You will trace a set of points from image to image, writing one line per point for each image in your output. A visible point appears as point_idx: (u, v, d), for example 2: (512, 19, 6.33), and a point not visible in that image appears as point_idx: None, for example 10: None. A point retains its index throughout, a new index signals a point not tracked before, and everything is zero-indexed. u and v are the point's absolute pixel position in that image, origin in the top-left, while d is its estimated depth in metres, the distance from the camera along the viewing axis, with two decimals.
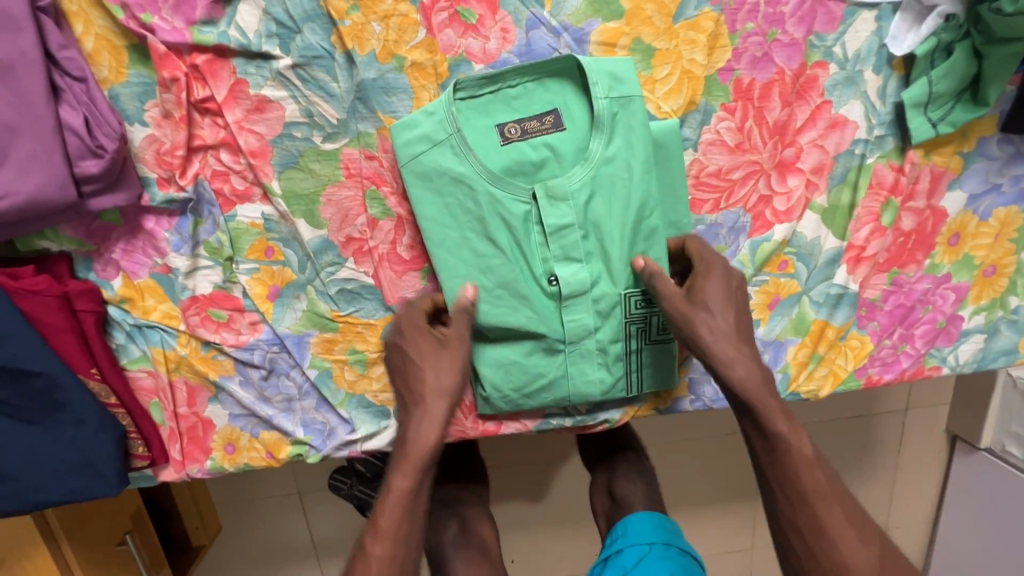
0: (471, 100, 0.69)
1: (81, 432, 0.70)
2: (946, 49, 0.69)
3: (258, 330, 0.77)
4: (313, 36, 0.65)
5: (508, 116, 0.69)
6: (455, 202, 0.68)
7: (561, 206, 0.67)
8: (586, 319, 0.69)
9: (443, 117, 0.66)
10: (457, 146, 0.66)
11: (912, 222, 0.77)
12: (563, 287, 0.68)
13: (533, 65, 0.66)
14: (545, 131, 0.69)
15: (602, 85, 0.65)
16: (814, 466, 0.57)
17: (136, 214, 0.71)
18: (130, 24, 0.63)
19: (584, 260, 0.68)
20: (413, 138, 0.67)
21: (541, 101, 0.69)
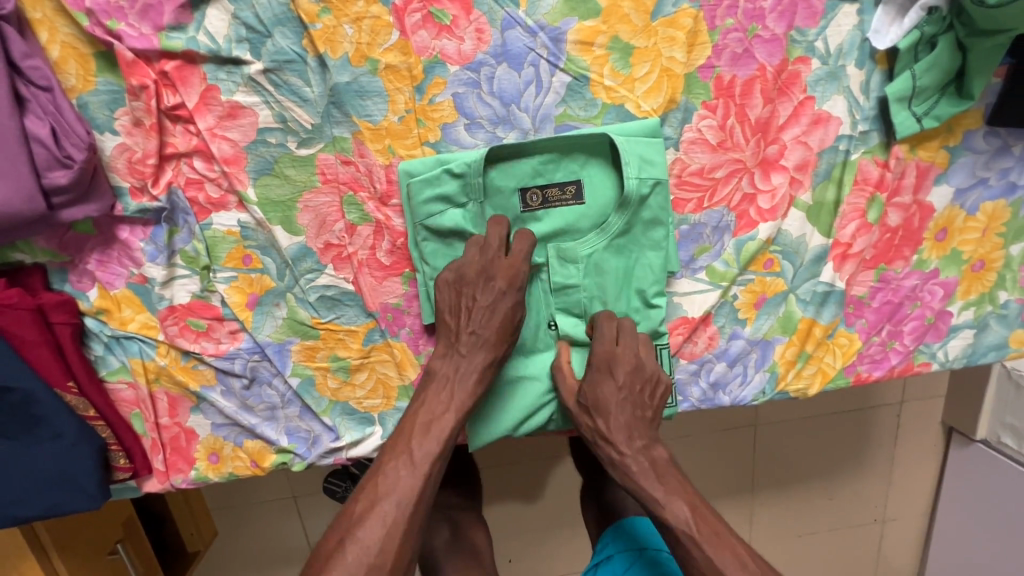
0: (498, 162, 0.69)
1: (59, 446, 0.69)
2: (929, 42, 0.68)
3: (238, 339, 0.76)
4: (283, 40, 0.64)
5: (532, 181, 0.70)
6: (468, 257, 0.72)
7: (569, 267, 0.71)
8: (578, 368, 0.74)
9: (469, 178, 0.68)
10: (479, 208, 0.70)
11: (898, 218, 0.76)
12: (562, 336, 0.73)
13: (561, 136, 0.67)
14: (565, 201, 0.70)
15: (633, 166, 0.67)
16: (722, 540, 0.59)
17: (110, 224, 0.70)
18: (96, 31, 0.61)
19: (582, 315, 0.73)
20: (433, 194, 0.68)
21: (567, 169, 0.70)
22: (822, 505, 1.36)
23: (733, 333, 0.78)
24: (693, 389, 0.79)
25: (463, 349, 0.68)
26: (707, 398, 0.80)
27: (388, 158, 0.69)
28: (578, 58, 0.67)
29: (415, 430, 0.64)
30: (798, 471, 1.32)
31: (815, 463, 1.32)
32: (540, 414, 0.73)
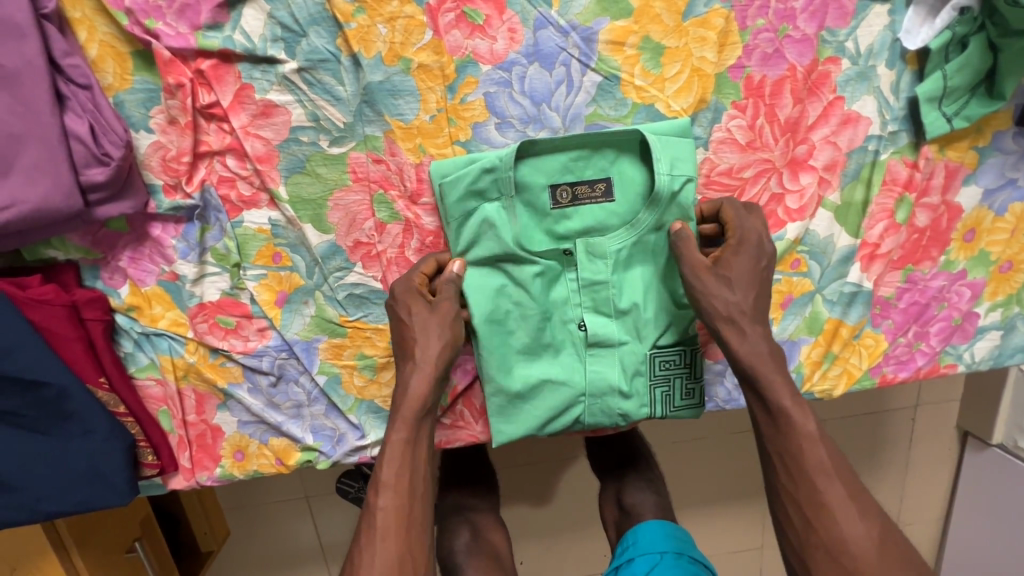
0: (529, 158, 0.69)
1: (90, 442, 0.70)
2: (960, 42, 0.68)
3: (267, 336, 0.76)
4: (318, 39, 0.64)
5: (562, 177, 0.69)
6: (494, 255, 0.70)
7: (598, 263, 0.70)
8: (609, 372, 0.72)
9: (499, 173, 0.67)
10: (507, 204, 0.69)
11: (926, 218, 0.76)
12: (588, 337, 0.71)
13: (593, 133, 0.67)
14: (594, 199, 0.70)
15: (664, 163, 0.66)
16: (817, 443, 0.59)
17: (142, 222, 0.70)
18: (135, 30, 0.62)
19: (611, 315, 0.72)
20: (462, 190, 0.68)
21: (598, 166, 0.70)
22: None
23: None
24: (718, 389, 0.79)
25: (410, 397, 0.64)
26: (733, 398, 0.79)
27: (418, 157, 0.69)
28: (610, 58, 0.67)
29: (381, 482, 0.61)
30: None
31: None
32: (568, 413, 0.73)
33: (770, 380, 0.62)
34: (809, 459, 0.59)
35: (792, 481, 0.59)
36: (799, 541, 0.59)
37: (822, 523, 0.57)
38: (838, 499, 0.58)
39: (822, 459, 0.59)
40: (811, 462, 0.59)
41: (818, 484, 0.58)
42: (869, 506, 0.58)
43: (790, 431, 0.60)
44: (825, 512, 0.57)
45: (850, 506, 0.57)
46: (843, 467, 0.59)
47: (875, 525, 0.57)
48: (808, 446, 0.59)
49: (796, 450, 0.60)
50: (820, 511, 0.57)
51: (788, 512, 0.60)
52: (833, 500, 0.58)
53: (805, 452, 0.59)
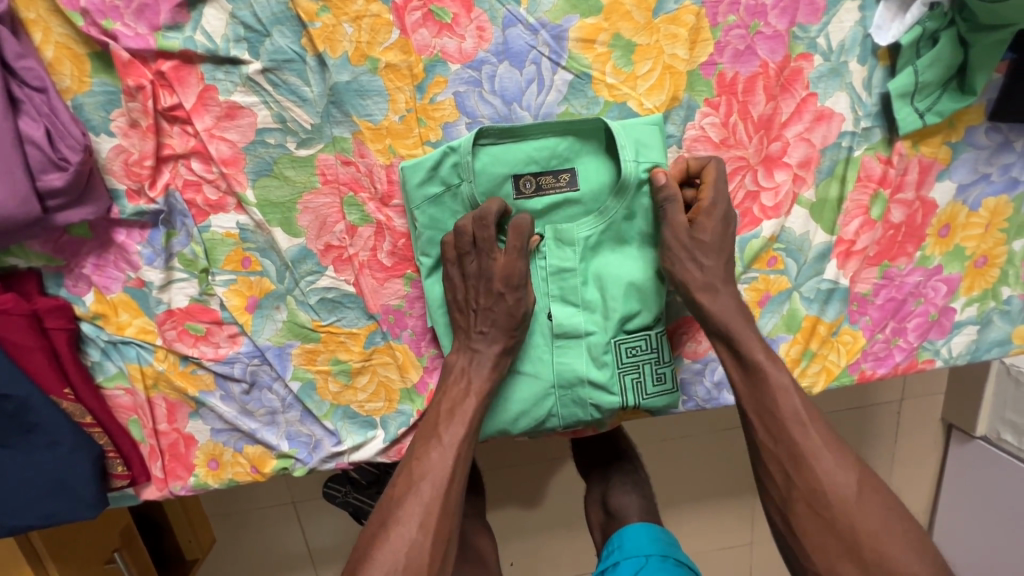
0: (491, 148, 0.68)
1: (55, 454, 0.68)
2: (932, 37, 0.68)
3: (238, 342, 0.75)
4: (282, 39, 0.63)
5: (525, 168, 0.68)
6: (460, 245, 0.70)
7: (567, 250, 0.70)
8: (577, 363, 0.71)
9: (460, 162, 0.66)
10: (468, 193, 0.68)
11: (901, 214, 0.76)
12: (555, 328, 0.71)
13: (557, 121, 0.66)
14: (559, 188, 0.69)
15: (628, 149, 0.66)
16: (790, 392, 0.61)
17: (106, 228, 0.68)
18: (92, 31, 0.60)
19: (576, 306, 0.71)
20: (425, 180, 0.67)
21: (562, 155, 0.68)
22: None
23: None
24: (698, 389, 0.79)
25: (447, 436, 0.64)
26: (713, 398, 0.79)
27: (388, 158, 0.68)
28: (580, 56, 0.66)
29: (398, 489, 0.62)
30: None
31: None
32: (540, 408, 0.72)
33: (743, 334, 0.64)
34: (784, 409, 0.61)
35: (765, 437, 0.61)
36: (782, 495, 0.60)
37: (802, 473, 0.59)
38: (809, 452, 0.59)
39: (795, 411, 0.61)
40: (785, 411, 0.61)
41: (795, 436, 0.60)
42: (846, 454, 0.59)
43: (766, 386, 0.62)
44: (799, 464, 0.59)
45: (827, 458, 0.59)
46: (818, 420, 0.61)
47: (854, 474, 0.58)
48: (783, 397, 0.61)
49: (771, 402, 0.61)
50: (800, 462, 0.59)
51: (769, 472, 0.61)
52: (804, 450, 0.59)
53: (780, 404, 0.61)
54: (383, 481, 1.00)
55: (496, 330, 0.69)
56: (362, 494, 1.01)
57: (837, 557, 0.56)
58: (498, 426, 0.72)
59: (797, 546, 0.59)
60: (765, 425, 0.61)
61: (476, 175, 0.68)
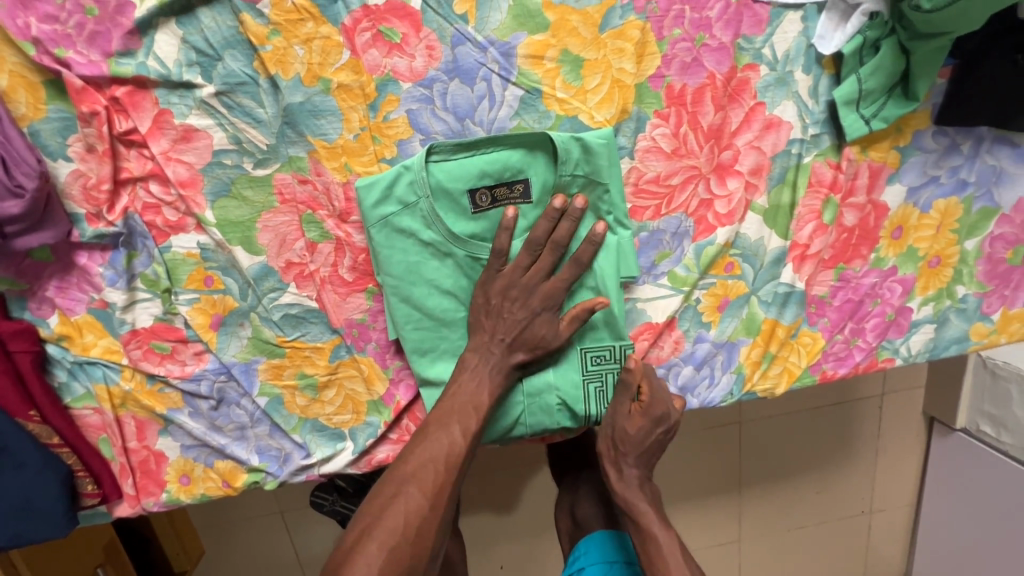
0: (445, 164, 0.69)
1: (23, 475, 0.69)
2: (874, 46, 0.69)
3: (204, 360, 0.76)
4: (234, 62, 0.64)
5: (479, 182, 0.69)
6: (421, 263, 0.70)
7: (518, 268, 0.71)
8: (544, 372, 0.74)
9: (414, 179, 0.68)
10: (424, 211, 0.69)
11: (854, 218, 0.77)
12: None
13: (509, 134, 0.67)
14: (514, 200, 0.70)
15: (571, 161, 0.68)
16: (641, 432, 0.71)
17: (67, 251, 0.69)
18: (44, 59, 0.61)
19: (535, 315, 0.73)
20: (381, 199, 0.68)
21: (514, 167, 0.69)
22: (810, 500, 1.38)
23: (698, 336, 0.80)
24: None
25: (436, 442, 0.66)
26: None
27: (345, 176, 0.69)
28: (529, 72, 0.68)
29: (375, 504, 0.63)
30: (787, 467, 1.34)
31: (801, 458, 1.33)
32: (508, 415, 0.74)
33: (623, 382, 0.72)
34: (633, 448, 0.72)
35: (620, 491, 0.75)
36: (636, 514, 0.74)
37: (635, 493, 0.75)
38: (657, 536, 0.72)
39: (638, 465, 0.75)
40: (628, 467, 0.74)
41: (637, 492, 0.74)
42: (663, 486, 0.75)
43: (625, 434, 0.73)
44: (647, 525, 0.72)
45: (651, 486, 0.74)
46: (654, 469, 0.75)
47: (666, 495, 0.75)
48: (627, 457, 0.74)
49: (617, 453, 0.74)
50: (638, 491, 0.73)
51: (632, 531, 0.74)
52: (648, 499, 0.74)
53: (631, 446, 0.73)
54: (369, 488, 1.03)
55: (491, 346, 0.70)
56: (347, 502, 1.02)
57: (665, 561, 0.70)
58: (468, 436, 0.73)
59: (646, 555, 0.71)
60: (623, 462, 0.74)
61: (431, 191, 0.69)
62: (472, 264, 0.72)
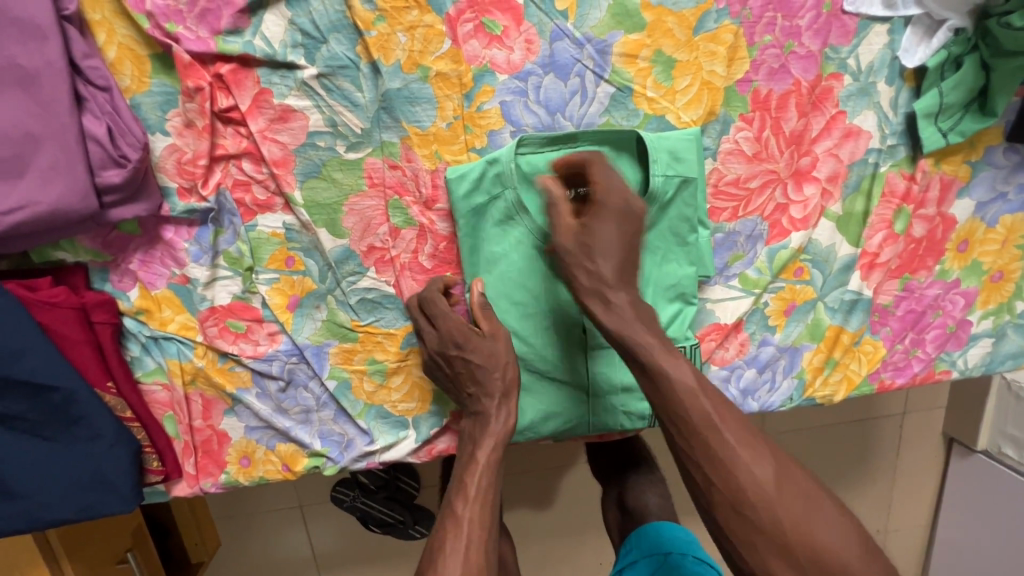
0: (534, 156, 0.69)
1: (96, 447, 0.68)
2: (955, 61, 0.71)
3: (277, 341, 0.76)
4: (338, 46, 0.65)
5: None
6: (504, 254, 0.71)
7: None
8: (611, 371, 0.74)
9: (503, 171, 0.68)
10: (510, 203, 0.69)
11: (923, 229, 0.79)
12: (589, 339, 0.73)
13: (597, 132, 0.68)
14: None
15: (661, 163, 0.68)
16: (697, 394, 0.55)
17: (155, 224, 0.69)
18: (155, 33, 0.62)
19: None
20: (469, 189, 0.69)
21: None
22: None
23: (763, 339, 0.81)
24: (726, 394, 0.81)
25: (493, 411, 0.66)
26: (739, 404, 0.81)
27: (434, 163, 0.70)
28: (623, 70, 0.69)
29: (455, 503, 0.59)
30: None
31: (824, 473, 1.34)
32: (573, 412, 0.75)
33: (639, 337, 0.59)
34: (693, 413, 0.54)
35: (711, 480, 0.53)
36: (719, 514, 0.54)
37: (721, 479, 0.53)
38: (763, 533, 0.52)
39: (730, 441, 0.54)
40: (714, 446, 0.54)
41: (739, 474, 0.53)
42: (764, 450, 0.54)
43: (666, 387, 0.56)
44: (741, 514, 0.52)
45: (756, 474, 0.53)
46: (761, 445, 0.54)
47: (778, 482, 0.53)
48: (706, 432, 0.54)
49: (683, 415, 0.55)
50: (722, 471, 0.53)
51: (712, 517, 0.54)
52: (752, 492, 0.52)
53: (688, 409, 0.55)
54: (393, 485, 1.03)
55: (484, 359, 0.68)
56: (369, 499, 1.01)
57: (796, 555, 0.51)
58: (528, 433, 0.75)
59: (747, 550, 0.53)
60: (685, 447, 0.55)
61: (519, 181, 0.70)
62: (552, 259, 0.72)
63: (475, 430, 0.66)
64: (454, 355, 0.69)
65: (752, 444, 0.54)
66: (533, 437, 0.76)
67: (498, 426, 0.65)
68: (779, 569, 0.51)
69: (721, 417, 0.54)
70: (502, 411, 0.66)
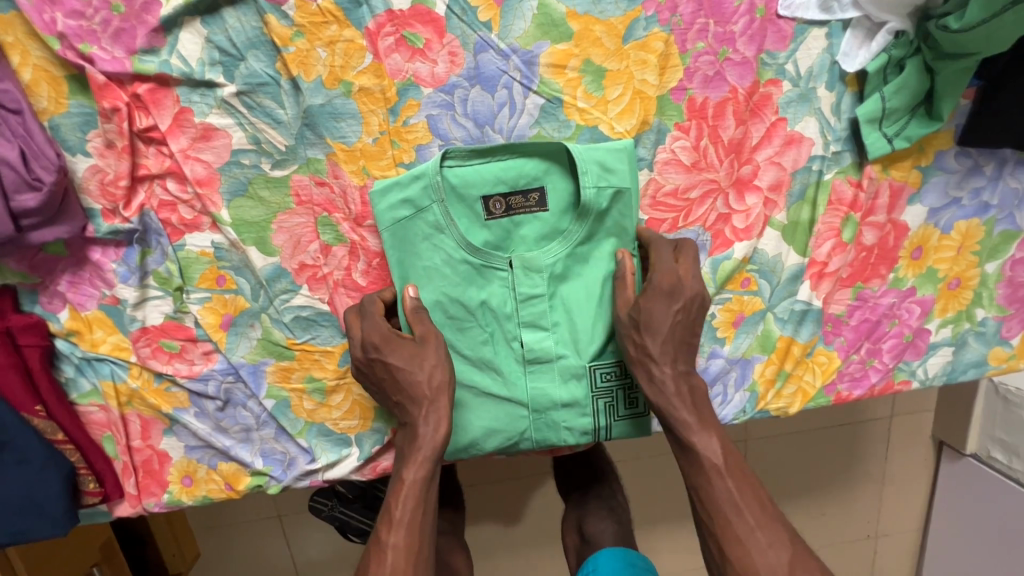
0: (461, 170, 0.68)
1: (25, 471, 0.68)
2: (898, 64, 0.69)
3: (212, 360, 0.75)
4: (257, 63, 0.64)
5: (494, 189, 0.69)
6: (433, 267, 0.69)
7: (534, 277, 0.70)
8: (551, 387, 0.71)
9: (429, 184, 0.67)
10: (438, 214, 0.68)
11: (873, 237, 0.77)
12: (527, 353, 0.71)
13: (525, 143, 0.67)
14: (528, 208, 0.70)
15: (591, 174, 0.66)
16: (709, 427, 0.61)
17: (81, 245, 0.69)
18: (68, 54, 0.61)
19: (551, 329, 0.71)
20: (396, 202, 0.67)
21: (529, 175, 0.69)
22: (816, 520, 1.35)
23: (712, 352, 0.79)
24: None
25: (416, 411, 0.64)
26: None
27: (362, 179, 0.69)
28: (551, 81, 0.67)
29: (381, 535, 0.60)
30: (795, 486, 1.32)
31: (806, 479, 1.31)
32: (513, 429, 0.72)
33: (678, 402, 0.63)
34: (707, 452, 0.60)
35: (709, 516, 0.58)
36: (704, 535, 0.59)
37: (707, 512, 0.58)
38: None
39: (750, 526, 0.56)
40: (721, 492, 0.58)
41: (747, 544, 0.56)
42: (754, 508, 0.57)
43: (699, 467, 0.60)
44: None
45: (727, 485, 0.58)
46: (783, 532, 0.56)
47: (749, 512, 0.57)
48: (716, 480, 0.59)
49: (706, 487, 0.59)
50: (704, 497, 0.59)
51: (711, 552, 0.58)
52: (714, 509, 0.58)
53: (714, 488, 0.58)
54: (370, 495, 1.00)
55: (406, 365, 0.65)
56: (347, 508, 1.00)
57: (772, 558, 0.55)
58: (469, 448, 0.72)
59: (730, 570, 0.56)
60: (701, 508, 0.59)
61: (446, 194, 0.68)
62: (486, 272, 0.70)
63: (404, 443, 0.64)
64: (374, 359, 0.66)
65: (729, 468, 0.59)
66: (474, 454, 0.73)
67: (408, 489, 0.61)
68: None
69: (729, 467, 0.59)
70: (431, 418, 0.64)
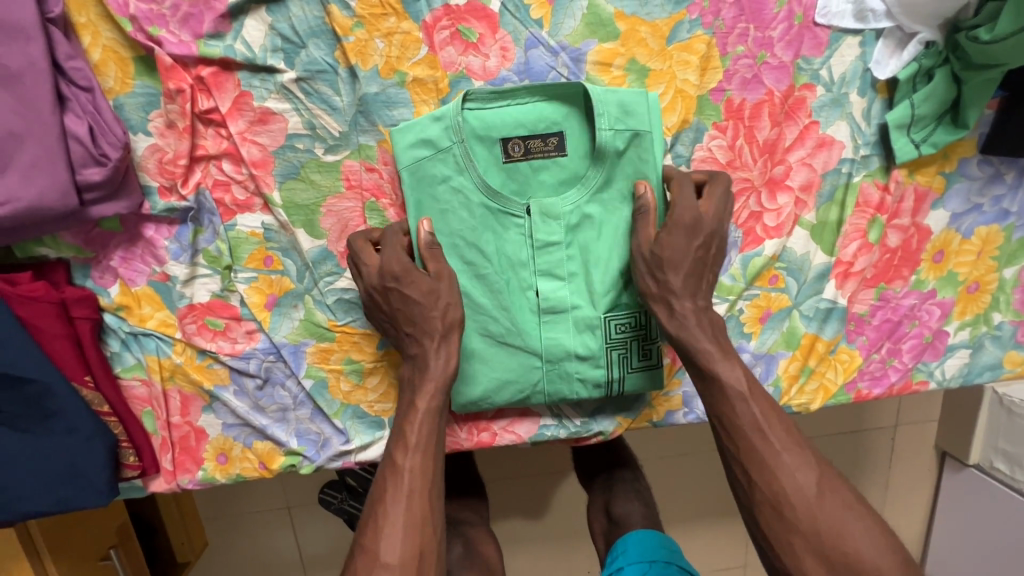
0: (480, 111, 0.69)
1: (72, 440, 0.69)
2: (927, 74, 0.72)
3: (255, 339, 0.77)
4: (317, 51, 0.67)
5: (514, 131, 0.70)
6: (449, 210, 0.70)
7: (553, 225, 0.71)
8: (564, 338, 0.72)
9: (449, 125, 0.67)
10: (457, 156, 0.68)
11: (898, 239, 0.79)
12: (543, 303, 0.72)
13: (544, 85, 0.68)
14: (548, 153, 0.71)
15: (610, 118, 0.67)
16: (728, 358, 0.64)
17: (136, 222, 0.71)
18: (138, 36, 0.64)
19: (567, 279, 0.72)
20: (414, 141, 0.68)
21: (549, 118, 0.70)
22: None
23: (739, 346, 0.81)
24: (699, 402, 0.81)
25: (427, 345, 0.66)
26: None
27: None
28: (597, 78, 0.70)
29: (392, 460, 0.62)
30: None
31: None
32: (526, 379, 0.73)
33: (704, 347, 0.64)
34: (729, 380, 0.63)
35: (736, 443, 0.61)
36: (733, 464, 0.62)
37: (737, 441, 0.61)
38: (804, 535, 0.57)
39: (775, 447, 0.60)
40: (748, 418, 0.61)
41: (771, 463, 0.59)
42: (782, 432, 0.61)
43: (722, 396, 0.63)
44: (782, 515, 0.58)
45: (753, 410, 0.61)
46: (806, 454, 0.60)
47: (776, 434, 0.61)
48: (740, 405, 0.62)
49: (730, 413, 0.62)
50: (731, 426, 0.61)
51: (734, 472, 0.61)
52: (743, 439, 0.61)
53: (739, 413, 0.61)
54: None
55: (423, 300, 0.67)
56: (357, 501, 1.00)
57: (799, 476, 0.59)
58: (481, 395, 0.74)
59: (760, 493, 0.59)
60: (727, 438, 0.62)
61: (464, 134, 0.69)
62: (503, 218, 0.71)
63: (413, 374, 0.67)
64: (391, 289, 0.67)
65: (752, 395, 0.62)
66: (486, 405, 0.74)
67: (424, 416, 0.64)
68: (793, 494, 0.58)
69: (752, 393, 0.62)
70: (441, 352, 0.66)
